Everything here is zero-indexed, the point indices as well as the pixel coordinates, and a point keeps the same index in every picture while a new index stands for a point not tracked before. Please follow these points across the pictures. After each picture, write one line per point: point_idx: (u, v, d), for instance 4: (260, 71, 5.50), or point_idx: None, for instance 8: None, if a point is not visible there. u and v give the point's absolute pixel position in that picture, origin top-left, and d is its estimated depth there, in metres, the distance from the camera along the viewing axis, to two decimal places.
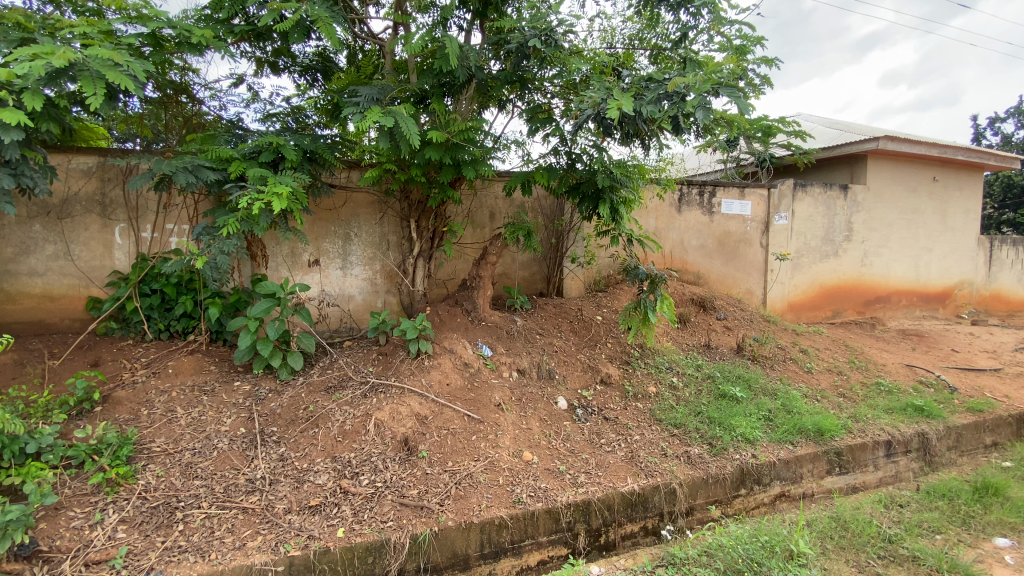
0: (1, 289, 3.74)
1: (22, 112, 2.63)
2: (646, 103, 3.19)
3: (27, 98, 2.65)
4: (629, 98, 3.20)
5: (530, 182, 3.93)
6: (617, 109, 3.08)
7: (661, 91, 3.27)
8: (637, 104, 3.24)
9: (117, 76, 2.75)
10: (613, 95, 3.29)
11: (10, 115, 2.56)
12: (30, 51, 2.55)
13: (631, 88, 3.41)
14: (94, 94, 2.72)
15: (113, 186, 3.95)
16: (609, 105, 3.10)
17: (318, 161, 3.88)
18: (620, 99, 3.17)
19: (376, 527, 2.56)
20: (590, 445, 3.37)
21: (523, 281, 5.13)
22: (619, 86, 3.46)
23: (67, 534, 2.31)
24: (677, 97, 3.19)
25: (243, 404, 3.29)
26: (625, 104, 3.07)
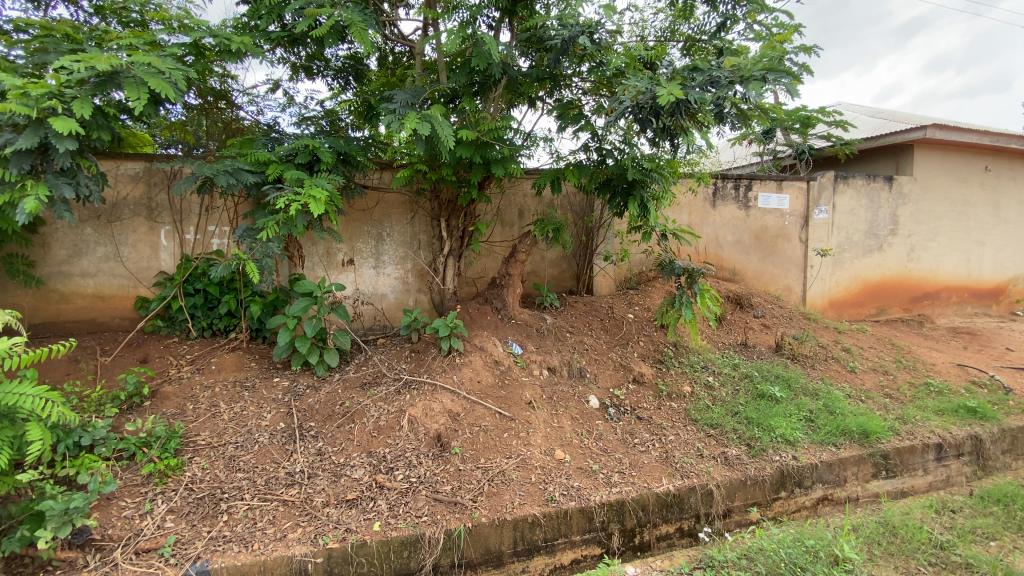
0: (58, 290, 3.96)
1: (73, 121, 2.75)
2: (694, 91, 3.13)
3: (77, 105, 2.77)
4: (676, 87, 3.14)
5: (561, 179, 3.89)
6: (669, 96, 3.00)
7: (706, 75, 3.24)
8: (684, 92, 3.17)
9: (158, 83, 2.86)
10: (657, 85, 3.22)
11: (63, 123, 2.70)
12: (79, 59, 2.68)
13: (676, 78, 3.32)
14: (137, 100, 2.83)
15: (159, 190, 4.12)
16: (658, 94, 3.04)
17: (352, 163, 3.96)
18: (666, 89, 3.10)
19: (411, 521, 2.59)
20: (623, 445, 3.32)
21: (553, 279, 5.11)
22: (661, 76, 3.37)
23: (119, 524, 2.42)
24: (724, 82, 3.17)
25: (282, 400, 3.38)
26: (675, 92, 3.01)
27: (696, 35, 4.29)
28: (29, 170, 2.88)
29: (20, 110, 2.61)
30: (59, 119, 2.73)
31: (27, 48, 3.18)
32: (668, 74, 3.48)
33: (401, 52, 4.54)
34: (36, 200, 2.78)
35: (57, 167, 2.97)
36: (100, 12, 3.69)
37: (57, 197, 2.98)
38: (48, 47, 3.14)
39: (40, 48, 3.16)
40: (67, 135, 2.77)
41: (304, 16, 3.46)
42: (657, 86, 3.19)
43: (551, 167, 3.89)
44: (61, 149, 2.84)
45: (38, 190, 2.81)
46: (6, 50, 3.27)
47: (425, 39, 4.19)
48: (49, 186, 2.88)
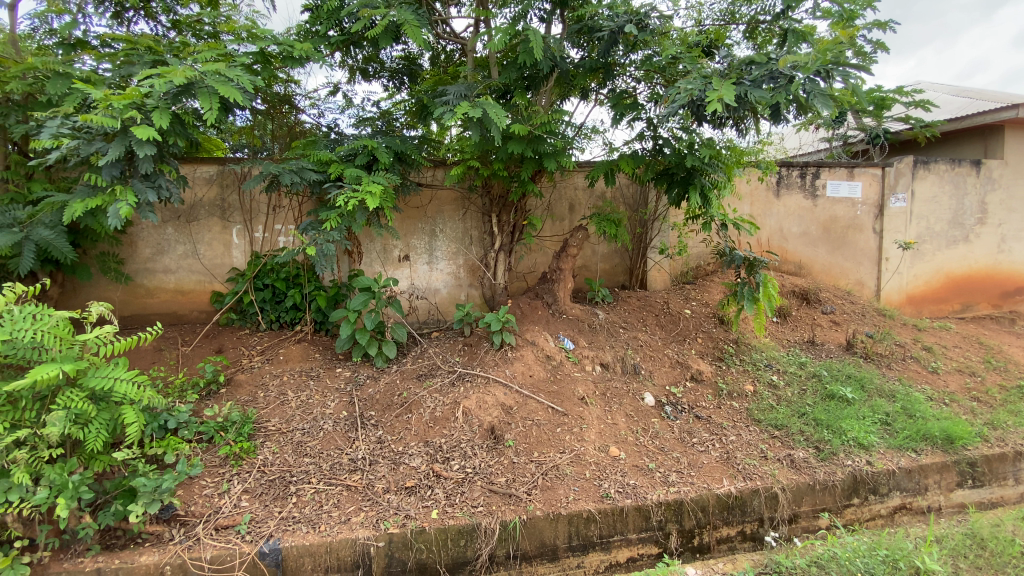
0: (144, 285, 4.31)
1: (152, 129, 2.97)
2: (749, 89, 3.03)
3: (155, 115, 2.97)
4: (730, 86, 3.04)
5: (614, 171, 3.81)
6: (718, 102, 2.92)
7: (765, 69, 3.10)
8: (739, 90, 3.07)
9: (227, 91, 3.04)
10: (710, 83, 3.12)
11: (144, 132, 2.91)
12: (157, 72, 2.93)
13: (732, 73, 3.21)
14: (210, 107, 3.03)
15: (231, 192, 4.39)
16: (709, 97, 2.96)
17: (407, 161, 4.07)
18: (719, 89, 3.01)
19: (467, 511, 2.63)
20: (681, 444, 3.22)
21: (605, 273, 5.02)
22: (715, 71, 3.26)
23: (200, 501, 2.61)
24: (784, 77, 3.04)
25: (344, 389, 3.53)
26: (728, 94, 2.93)
27: (759, 16, 4.08)
28: (118, 177, 3.15)
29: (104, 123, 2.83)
30: (141, 127, 2.95)
31: (114, 61, 3.49)
32: (726, 66, 3.35)
33: (452, 50, 4.59)
34: (126, 206, 3.07)
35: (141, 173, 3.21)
36: (177, 26, 3.97)
37: (143, 201, 3.24)
38: (132, 60, 3.43)
39: (126, 59, 3.46)
40: (147, 141, 2.99)
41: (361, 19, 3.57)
42: (711, 84, 3.09)
43: (604, 160, 3.81)
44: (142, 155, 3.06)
45: (125, 198, 3.07)
46: (95, 63, 3.56)
47: (476, 36, 4.21)
48: (135, 192, 3.14)
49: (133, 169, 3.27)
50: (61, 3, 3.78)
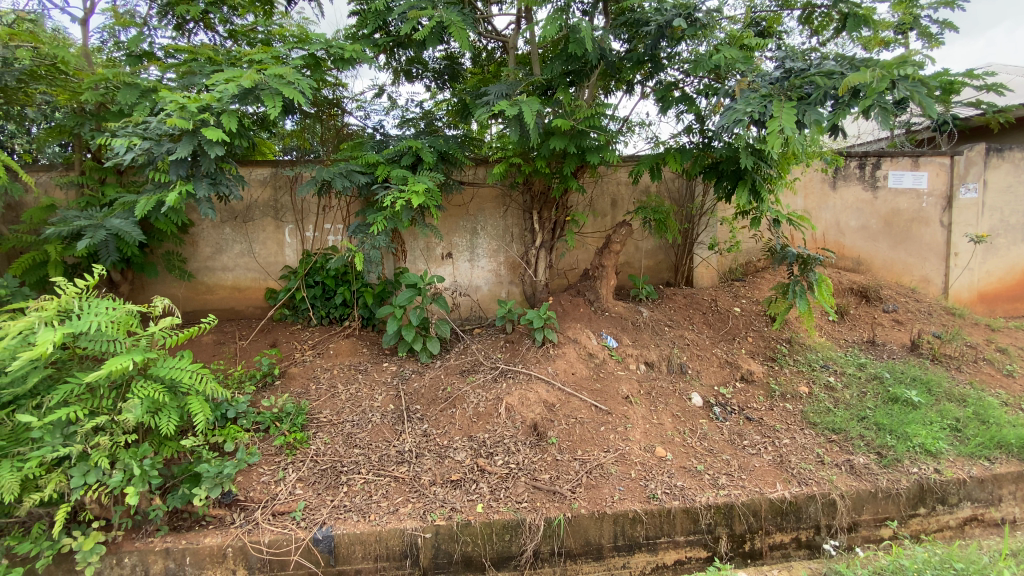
0: (205, 282, 4.56)
1: (221, 131, 3.18)
2: (810, 112, 2.93)
3: (224, 118, 3.20)
4: (791, 109, 2.94)
5: (660, 165, 3.73)
6: (778, 134, 2.84)
7: (827, 88, 2.98)
8: (799, 112, 2.98)
9: (290, 92, 3.24)
10: (770, 103, 3.02)
11: (214, 133, 3.11)
12: (226, 76, 3.13)
13: (791, 91, 3.10)
14: (276, 107, 3.22)
15: (283, 193, 4.57)
16: (769, 126, 2.88)
17: (449, 161, 4.13)
18: (779, 114, 2.92)
19: (512, 507, 2.63)
20: (731, 445, 3.13)
21: (649, 270, 4.92)
22: (773, 85, 3.15)
23: (258, 487, 2.73)
24: (846, 95, 2.92)
25: (391, 383, 3.63)
26: (789, 122, 2.85)
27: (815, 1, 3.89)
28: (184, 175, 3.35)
29: (180, 123, 3.02)
30: (211, 130, 3.15)
31: (177, 71, 3.70)
32: (781, 72, 3.23)
33: (494, 48, 4.61)
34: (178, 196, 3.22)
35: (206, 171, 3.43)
36: (233, 35, 4.16)
37: (202, 196, 3.44)
38: (194, 70, 3.61)
39: (189, 69, 3.65)
40: (215, 142, 3.18)
41: (408, 20, 3.64)
42: (771, 105, 2.99)
43: (649, 154, 3.74)
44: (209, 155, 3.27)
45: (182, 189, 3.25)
46: (160, 73, 3.78)
47: (518, 32, 4.21)
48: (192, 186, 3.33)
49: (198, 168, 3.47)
50: (128, 18, 4.03)
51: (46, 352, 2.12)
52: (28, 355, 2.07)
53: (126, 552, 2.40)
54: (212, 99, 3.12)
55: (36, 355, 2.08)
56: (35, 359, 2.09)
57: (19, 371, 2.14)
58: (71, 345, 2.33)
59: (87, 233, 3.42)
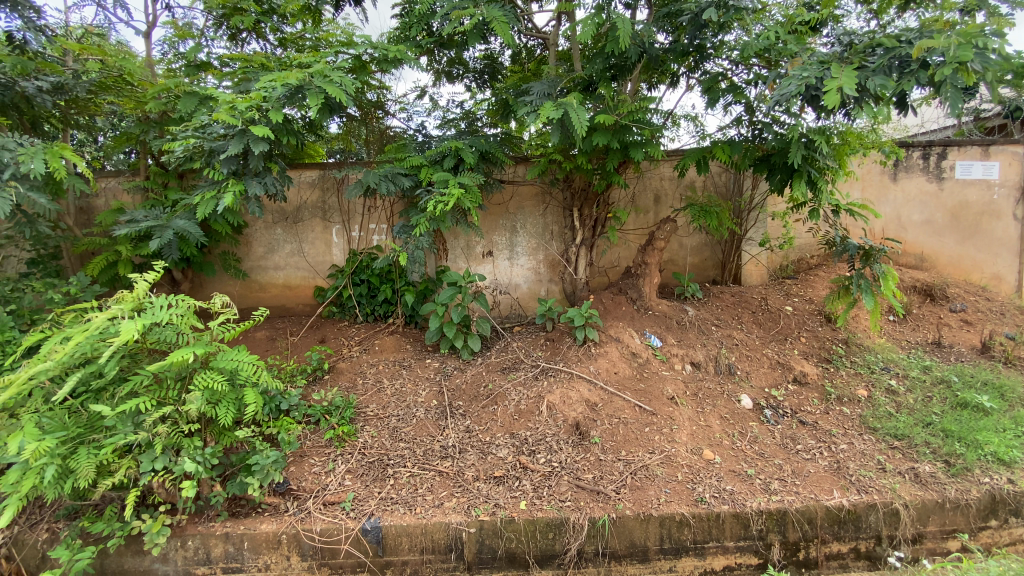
0: (258, 281, 4.77)
1: (268, 128, 3.31)
2: (873, 75, 2.73)
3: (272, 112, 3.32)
4: (851, 72, 2.77)
5: (706, 158, 3.61)
6: (836, 92, 2.66)
7: (892, 54, 2.80)
8: (860, 76, 2.80)
9: (333, 91, 3.34)
10: (829, 69, 2.87)
11: (260, 129, 3.25)
12: (274, 76, 3.26)
13: (852, 59, 2.94)
14: (316, 104, 3.30)
15: (331, 194, 4.72)
16: (826, 86, 2.71)
17: (490, 159, 4.15)
18: (839, 76, 2.75)
19: (556, 505, 2.62)
20: (784, 450, 3.00)
21: (694, 268, 4.79)
22: (832, 55, 3.01)
23: (309, 477, 2.83)
24: (915, 64, 2.72)
25: (434, 379, 3.70)
26: (849, 83, 2.66)
27: None
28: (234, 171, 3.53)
29: (227, 119, 3.21)
30: (258, 127, 3.29)
31: (233, 78, 3.87)
32: (842, 50, 3.09)
33: (535, 45, 4.61)
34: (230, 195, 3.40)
35: (253, 170, 3.59)
36: (284, 42, 4.32)
37: (251, 194, 3.63)
38: (249, 75, 3.77)
39: (244, 75, 3.82)
40: (261, 139, 3.32)
41: (450, 19, 3.69)
42: (829, 70, 2.84)
43: (695, 147, 3.62)
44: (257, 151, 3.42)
45: (234, 187, 3.44)
46: (217, 81, 3.96)
47: (559, 29, 4.19)
48: (242, 184, 3.51)
49: (248, 166, 3.64)
50: (187, 30, 4.26)
51: (127, 341, 2.26)
52: (112, 343, 2.22)
53: (189, 535, 2.53)
54: (259, 97, 3.26)
55: (120, 343, 2.23)
56: (118, 347, 2.23)
57: (101, 360, 2.29)
58: (143, 336, 2.47)
59: (155, 234, 3.63)
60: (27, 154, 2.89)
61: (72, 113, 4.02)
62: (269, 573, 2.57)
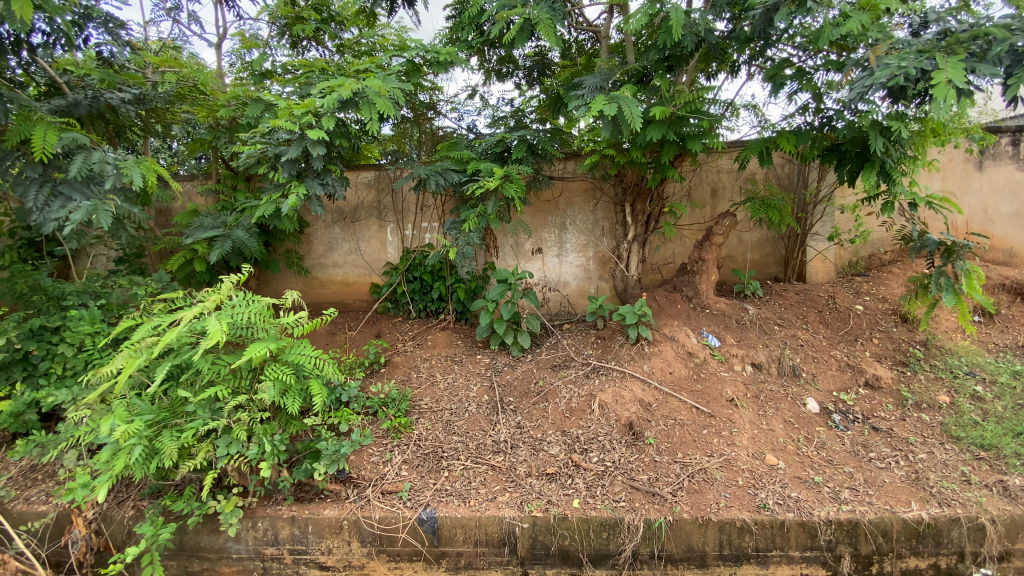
0: (318, 278, 4.98)
1: (323, 131, 3.43)
2: (985, 65, 2.43)
3: (324, 120, 3.42)
4: (959, 62, 2.47)
5: (769, 149, 3.43)
6: (946, 86, 2.37)
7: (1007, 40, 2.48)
8: (968, 66, 2.50)
9: (382, 103, 3.45)
10: (930, 58, 2.57)
11: (315, 133, 3.36)
12: (329, 87, 3.40)
13: (953, 47, 2.63)
14: (370, 117, 3.48)
15: (386, 194, 4.86)
16: (932, 78, 2.42)
17: (540, 155, 4.13)
18: (944, 67, 2.46)
19: (610, 505, 2.58)
20: (854, 457, 2.83)
21: (754, 264, 4.59)
22: (929, 44, 2.71)
23: (368, 467, 2.94)
24: None
25: (485, 374, 3.75)
26: (959, 75, 2.37)
27: None
28: (294, 174, 3.68)
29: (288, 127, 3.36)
30: (314, 130, 3.42)
31: (295, 84, 4.04)
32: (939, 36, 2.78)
33: (585, 39, 4.56)
34: (294, 196, 3.55)
35: (313, 172, 3.75)
36: (342, 48, 4.48)
37: (312, 195, 3.79)
38: (310, 80, 3.93)
39: (305, 80, 3.97)
40: (318, 141, 3.43)
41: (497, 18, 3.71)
42: (931, 60, 2.54)
43: (757, 138, 3.45)
44: (313, 154, 3.57)
45: (296, 190, 3.60)
46: (281, 88, 4.15)
47: (611, 22, 4.12)
48: (305, 186, 3.67)
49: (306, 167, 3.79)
50: (253, 40, 4.49)
51: (215, 342, 2.40)
52: (203, 344, 2.35)
53: (259, 516, 2.68)
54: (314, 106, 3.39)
55: (210, 344, 2.35)
56: (209, 347, 2.38)
57: (195, 358, 2.44)
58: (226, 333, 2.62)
59: (218, 242, 3.91)
60: (127, 166, 3.16)
61: (152, 122, 4.32)
62: (331, 557, 2.69)
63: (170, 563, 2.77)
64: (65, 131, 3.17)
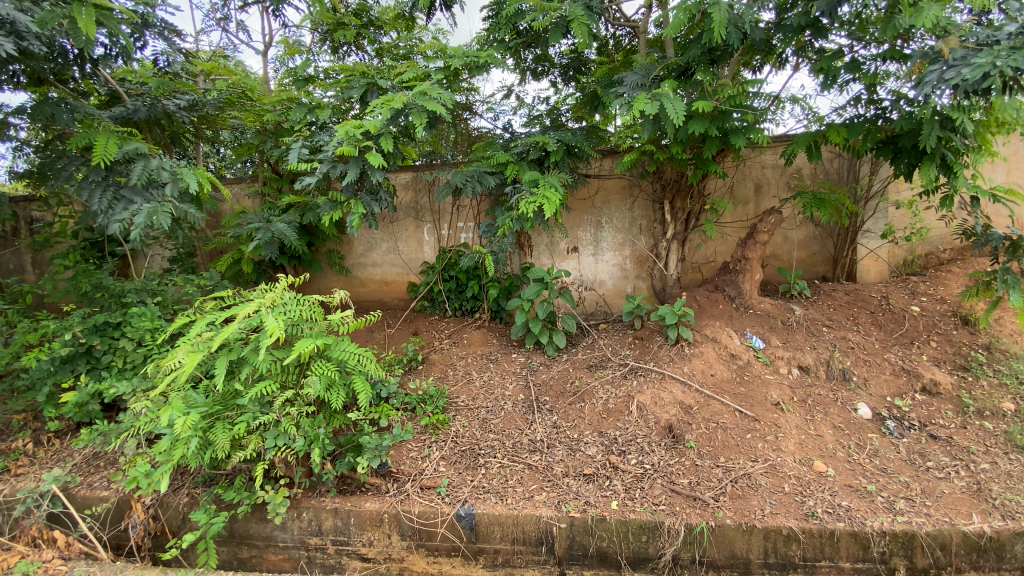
0: (358, 276, 5.11)
1: (380, 154, 3.64)
2: None
3: (383, 141, 3.64)
4: None
5: (818, 143, 3.30)
6: None
7: None
8: None
9: (434, 106, 3.52)
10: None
11: (375, 157, 3.61)
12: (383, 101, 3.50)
13: None
14: (422, 123, 3.59)
15: (423, 195, 4.94)
16: None
17: (577, 154, 4.11)
18: None
19: (649, 508, 2.54)
20: (910, 466, 2.69)
21: (800, 263, 4.43)
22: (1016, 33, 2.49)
23: (408, 462, 3.00)
24: None
25: (521, 373, 3.75)
26: None
27: None
28: (352, 193, 3.96)
29: (349, 151, 3.56)
30: (374, 154, 3.65)
31: (338, 88, 4.15)
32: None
33: (623, 35, 4.50)
34: (356, 217, 3.86)
35: (368, 189, 3.99)
36: (381, 52, 4.57)
37: (368, 211, 4.06)
38: (352, 84, 4.03)
39: (347, 85, 4.07)
40: (377, 165, 3.69)
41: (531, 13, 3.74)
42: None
43: (805, 131, 3.32)
44: (372, 176, 3.83)
45: (356, 208, 3.87)
46: (324, 92, 4.27)
47: (650, 17, 4.05)
48: (363, 205, 3.92)
49: (361, 185, 4.04)
50: (297, 47, 4.64)
51: (272, 337, 2.49)
52: (261, 339, 2.44)
53: (304, 507, 2.77)
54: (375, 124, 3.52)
55: (268, 339, 2.45)
56: (266, 341, 2.47)
57: (251, 352, 2.55)
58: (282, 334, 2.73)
59: (258, 234, 4.03)
60: (185, 173, 3.35)
61: (204, 128, 4.51)
62: (372, 549, 2.75)
63: (221, 549, 2.90)
64: (127, 139, 3.35)
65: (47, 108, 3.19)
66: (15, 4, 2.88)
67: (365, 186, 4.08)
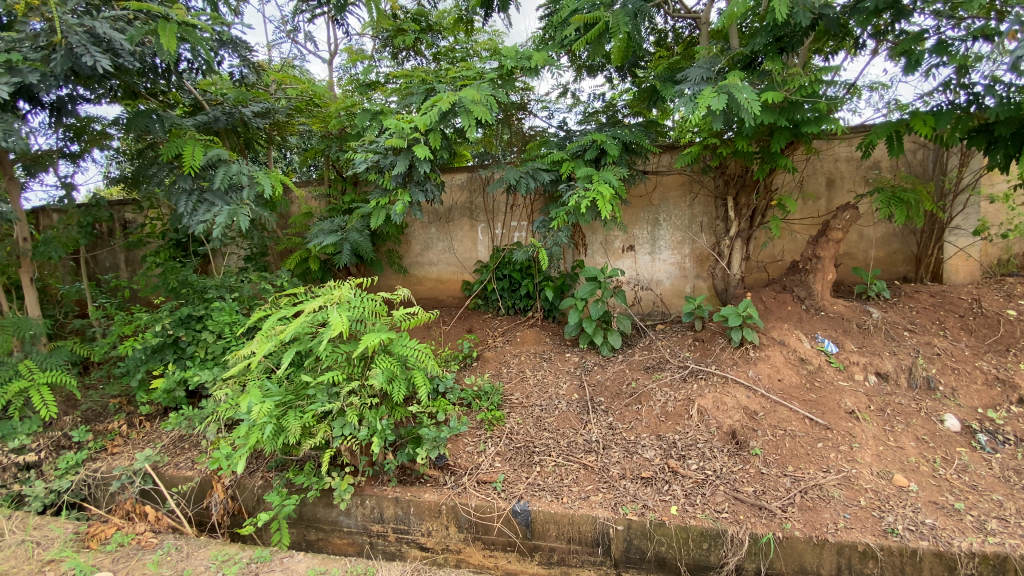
0: (415, 274, 5.27)
1: (429, 148, 3.73)
2: None
3: (432, 136, 3.75)
4: None
5: (901, 134, 3.07)
6: None
7: None
8: None
9: (479, 111, 3.60)
10: None
11: (422, 149, 3.69)
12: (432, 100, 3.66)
13: None
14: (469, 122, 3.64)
15: (478, 195, 5.01)
16: None
17: (634, 151, 4.04)
18: None
19: (711, 515, 2.47)
20: (1006, 484, 2.46)
21: (877, 262, 4.14)
22: None
23: (464, 456, 3.07)
24: None
25: (575, 372, 3.75)
26: None
27: None
28: (400, 182, 4.06)
29: (399, 142, 3.67)
30: (420, 146, 3.72)
31: (398, 93, 4.28)
32: None
33: (683, 26, 4.38)
34: (402, 203, 3.91)
35: (416, 180, 4.08)
36: (440, 55, 4.69)
37: (414, 200, 4.14)
38: (411, 89, 4.15)
39: (406, 90, 4.20)
40: (423, 157, 3.77)
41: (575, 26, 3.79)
42: None
43: (885, 121, 3.10)
44: (419, 167, 3.90)
45: (403, 197, 3.96)
46: (386, 97, 4.43)
47: (713, 7, 3.91)
48: (409, 194, 4.02)
49: (411, 176, 4.13)
50: (360, 54, 4.83)
51: (338, 332, 2.60)
52: (326, 334, 2.56)
53: (367, 494, 2.89)
54: (423, 122, 3.65)
55: (332, 334, 2.55)
56: (331, 336, 2.58)
57: (320, 346, 2.69)
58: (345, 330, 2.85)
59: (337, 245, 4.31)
60: (260, 176, 3.57)
61: (275, 135, 4.78)
62: (431, 539, 2.83)
63: (292, 531, 3.08)
64: (209, 146, 3.62)
65: (141, 120, 3.48)
66: (110, 23, 3.16)
67: (413, 177, 4.15)
